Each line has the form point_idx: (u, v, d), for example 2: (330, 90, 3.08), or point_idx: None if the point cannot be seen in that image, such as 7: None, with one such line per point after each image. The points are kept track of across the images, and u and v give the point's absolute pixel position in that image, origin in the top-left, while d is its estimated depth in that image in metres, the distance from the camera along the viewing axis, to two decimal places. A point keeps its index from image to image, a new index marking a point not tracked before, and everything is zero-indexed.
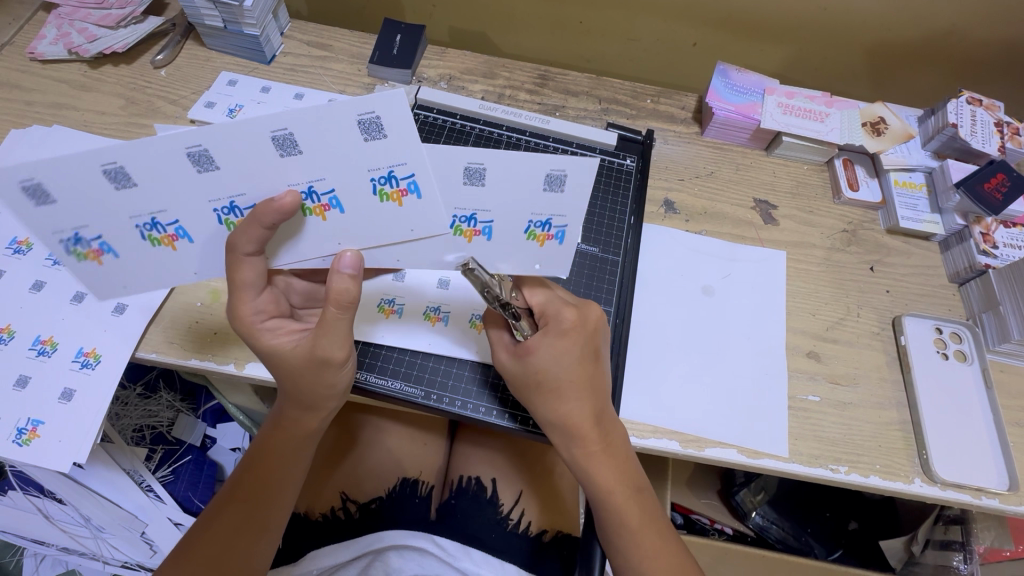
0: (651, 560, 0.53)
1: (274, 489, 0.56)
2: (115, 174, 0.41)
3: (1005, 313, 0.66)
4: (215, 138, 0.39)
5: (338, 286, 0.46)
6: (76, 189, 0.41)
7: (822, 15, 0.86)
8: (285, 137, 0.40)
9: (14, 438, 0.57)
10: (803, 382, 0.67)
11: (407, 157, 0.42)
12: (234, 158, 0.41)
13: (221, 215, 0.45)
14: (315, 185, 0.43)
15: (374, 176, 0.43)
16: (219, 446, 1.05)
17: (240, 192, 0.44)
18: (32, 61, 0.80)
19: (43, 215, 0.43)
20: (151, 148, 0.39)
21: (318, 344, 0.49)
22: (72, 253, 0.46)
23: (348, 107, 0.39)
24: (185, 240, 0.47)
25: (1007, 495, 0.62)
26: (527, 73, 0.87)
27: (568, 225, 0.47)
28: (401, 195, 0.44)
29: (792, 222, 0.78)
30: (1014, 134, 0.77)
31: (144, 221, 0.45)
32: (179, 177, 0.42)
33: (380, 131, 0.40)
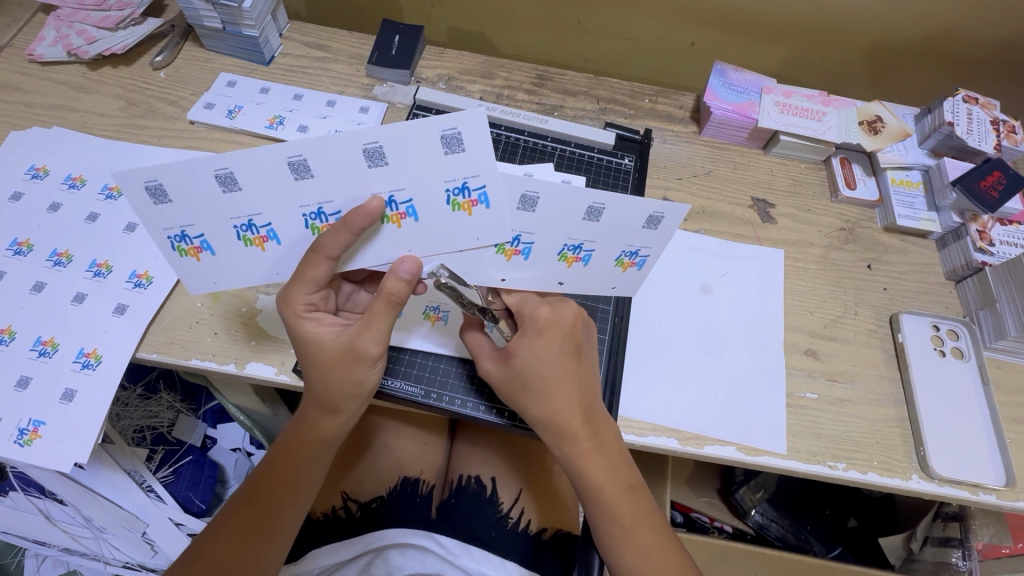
0: (646, 556, 0.53)
1: (291, 492, 0.56)
2: (225, 179, 0.43)
3: (1002, 310, 0.67)
4: (314, 146, 0.41)
5: (391, 286, 0.47)
6: (191, 188, 0.43)
7: (820, 14, 0.87)
8: (376, 149, 0.42)
9: (16, 439, 0.57)
10: (801, 379, 0.67)
11: (481, 170, 0.44)
12: (332, 168, 0.43)
13: (308, 219, 0.47)
14: (395, 194, 0.45)
15: (448, 187, 0.45)
16: (219, 447, 1.05)
17: (328, 199, 0.45)
18: (31, 63, 0.80)
19: (160, 213, 0.45)
20: (261, 154, 0.42)
21: (360, 337, 0.50)
22: (175, 249, 0.48)
23: (435, 123, 0.41)
24: (274, 241, 0.48)
25: (1004, 491, 0.62)
26: (525, 74, 0.87)
27: (651, 256, 0.52)
28: (471, 206, 0.46)
29: (789, 220, 0.78)
30: (1010, 132, 0.77)
31: (242, 222, 0.46)
32: (278, 183, 0.44)
33: (460, 145, 0.42)
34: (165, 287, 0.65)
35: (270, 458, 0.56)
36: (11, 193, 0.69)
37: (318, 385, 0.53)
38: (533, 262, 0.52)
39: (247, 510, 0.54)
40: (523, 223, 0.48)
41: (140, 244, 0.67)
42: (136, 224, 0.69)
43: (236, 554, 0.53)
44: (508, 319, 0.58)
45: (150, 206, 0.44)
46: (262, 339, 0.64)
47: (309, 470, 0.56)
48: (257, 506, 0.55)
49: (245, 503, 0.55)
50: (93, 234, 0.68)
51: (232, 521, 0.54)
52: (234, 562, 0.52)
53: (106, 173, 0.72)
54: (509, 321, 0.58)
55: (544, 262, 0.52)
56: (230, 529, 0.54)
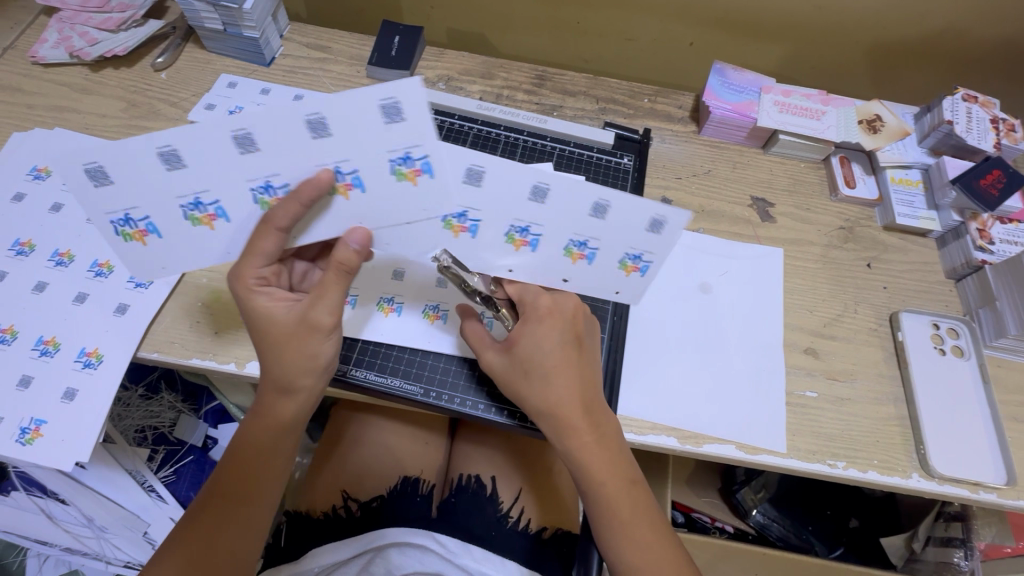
0: (644, 550, 0.53)
1: (260, 479, 0.56)
2: (168, 156, 0.45)
3: (1002, 308, 0.67)
4: (329, 103, 0.42)
5: (342, 256, 0.47)
6: (127, 168, 0.46)
7: (818, 13, 0.87)
8: (318, 120, 0.43)
9: (17, 437, 0.57)
10: (801, 378, 0.67)
11: (423, 140, 0.44)
12: (346, 125, 0.43)
13: (257, 194, 0.47)
14: (340, 164, 0.45)
15: (392, 157, 0.45)
16: (221, 447, 1.04)
17: (343, 158, 0.45)
18: (34, 65, 0.80)
19: (99, 195, 0.47)
20: (268, 114, 0.42)
21: (311, 308, 0.50)
22: (120, 233, 0.50)
23: (372, 93, 0.42)
24: (223, 219, 0.49)
25: (1005, 489, 0.62)
26: (524, 74, 0.87)
27: (654, 262, 0.53)
28: (416, 176, 0.46)
29: (789, 219, 0.78)
30: (1009, 131, 0.77)
31: (189, 201, 0.48)
32: (292, 144, 0.44)
33: (400, 114, 0.43)
34: (166, 287, 0.65)
35: (236, 448, 0.56)
36: (13, 194, 0.69)
37: (273, 363, 0.52)
38: (540, 255, 0.53)
39: (218, 500, 0.54)
40: (529, 215, 0.50)
41: None
42: None
43: (210, 544, 0.53)
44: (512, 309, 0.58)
45: (164, 171, 0.46)
46: None
47: (271, 457, 0.56)
48: (228, 496, 0.55)
49: (215, 496, 0.55)
50: (94, 234, 0.68)
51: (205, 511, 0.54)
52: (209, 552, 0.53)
53: None
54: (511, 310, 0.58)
55: (550, 258, 0.53)
56: (203, 520, 0.54)
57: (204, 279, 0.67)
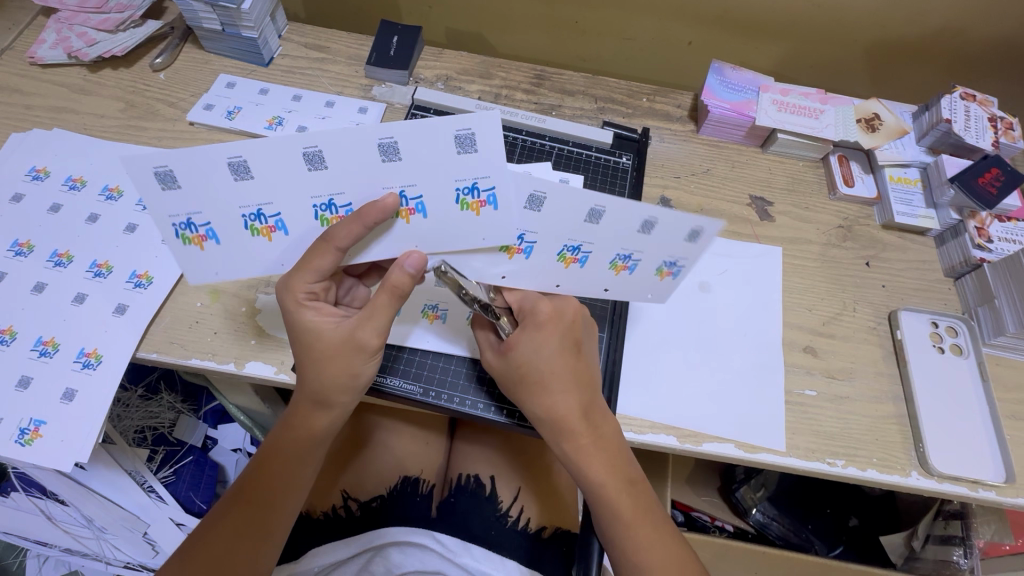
0: (644, 552, 0.53)
1: (287, 490, 0.56)
2: (237, 167, 0.46)
3: (1000, 306, 0.67)
4: (407, 131, 0.43)
5: (396, 278, 0.49)
6: (198, 175, 0.46)
7: (817, 12, 0.87)
8: (389, 145, 0.44)
9: (16, 438, 0.57)
10: (800, 376, 0.67)
11: (491, 171, 0.45)
12: (418, 151, 0.44)
13: (319, 211, 0.49)
14: (406, 190, 0.47)
15: (458, 185, 0.47)
16: (219, 447, 1.06)
17: (410, 181, 0.46)
18: (32, 65, 0.80)
19: (167, 199, 0.47)
20: (347, 135, 0.43)
21: (361, 327, 0.51)
22: (181, 236, 0.51)
23: (449, 124, 0.43)
24: (281, 231, 0.51)
25: (1003, 487, 0.62)
26: (523, 73, 0.87)
27: (688, 268, 0.52)
28: (479, 206, 0.48)
29: (788, 218, 0.78)
30: (1008, 129, 0.77)
31: (250, 211, 0.49)
32: (364, 165, 0.46)
33: (472, 145, 0.44)
34: (165, 287, 0.65)
35: (265, 455, 0.56)
36: (11, 194, 0.69)
37: (314, 377, 0.53)
38: (588, 272, 0.52)
39: (243, 505, 0.54)
40: (582, 235, 0.49)
41: (142, 245, 0.68)
42: (136, 225, 0.69)
43: (233, 549, 0.53)
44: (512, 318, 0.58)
45: (230, 182, 0.46)
46: (262, 338, 0.64)
47: (299, 466, 0.56)
48: (252, 502, 0.55)
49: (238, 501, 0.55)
50: (94, 234, 0.68)
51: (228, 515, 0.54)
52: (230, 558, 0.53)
53: (106, 174, 0.72)
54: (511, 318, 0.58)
55: (596, 274, 0.53)
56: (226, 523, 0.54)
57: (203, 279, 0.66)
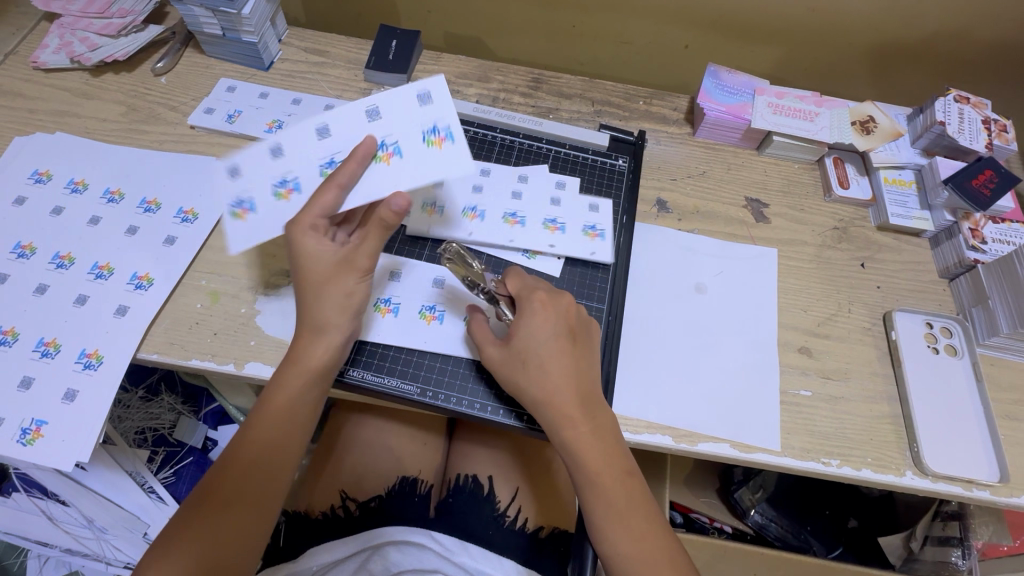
0: (638, 541, 0.53)
1: (287, 429, 0.55)
2: (275, 148, 0.57)
3: (994, 307, 0.67)
4: (382, 97, 0.58)
5: (382, 214, 0.52)
6: (244, 154, 0.57)
7: (811, 16, 0.87)
8: (372, 108, 0.58)
9: (18, 438, 0.58)
10: (795, 377, 0.68)
11: (445, 114, 0.58)
12: (393, 112, 0.58)
13: (323, 169, 0.57)
14: (386, 138, 0.57)
15: (424, 129, 0.58)
16: (220, 449, 1.02)
17: (390, 133, 0.57)
18: (35, 70, 0.81)
19: (219, 184, 0.57)
20: (347, 109, 0.58)
21: (358, 249, 0.54)
22: (230, 213, 0.56)
23: (412, 86, 0.59)
24: (299, 192, 0.57)
25: (998, 487, 0.62)
26: (521, 77, 0.88)
27: (606, 229, 0.73)
28: (441, 142, 0.57)
29: (783, 219, 0.79)
30: (1001, 131, 0.78)
31: (276, 179, 0.57)
32: (357, 125, 0.58)
33: (429, 99, 0.59)
34: (165, 288, 0.66)
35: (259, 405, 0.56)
36: (15, 197, 0.70)
37: (313, 306, 0.55)
38: (528, 230, 0.72)
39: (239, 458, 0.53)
40: (516, 205, 0.74)
41: (143, 246, 0.69)
42: (137, 227, 0.69)
43: (239, 493, 0.52)
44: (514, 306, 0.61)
45: (267, 158, 0.57)
46: (261, 339, 0.64)
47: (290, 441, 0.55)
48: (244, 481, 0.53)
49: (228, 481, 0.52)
50: (95, 237, 0.69)
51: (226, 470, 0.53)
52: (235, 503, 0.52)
53: (107, 177, 0.73)
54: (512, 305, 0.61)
55: (535, 232, 0.72)
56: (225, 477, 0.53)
57: (203, 281, 0.67)
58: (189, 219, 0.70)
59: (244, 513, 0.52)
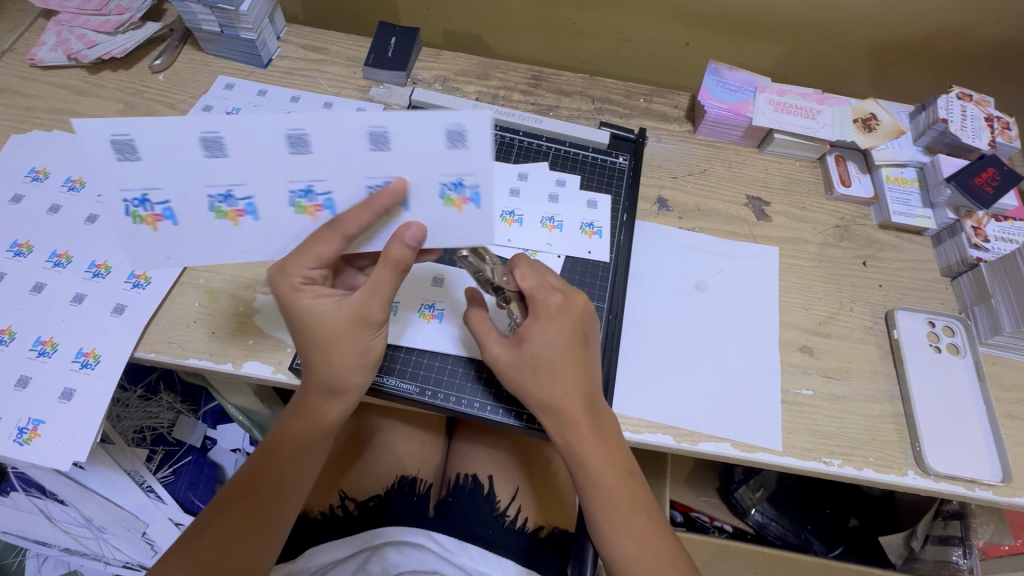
0: (640, 542, 0.53)
1: (297, 471, 0.56)
2: (210, 143, 0.46)
3: (997, 306, 0.67)
4: (396, 120, 0.44)
5: (397, 252, 0.50)
6: (159, 145, 0.46)
7: (813, 12, 0.87)
8: (380, 133, 0.45)
9: (15, 437, 0.58)
10: (797, 376, 0.67)
11: (475, 169, 0.47)
12: (408, 142, 0.46)
13: (295, 198, 0.49)
14: (391, 177, 0.48)
15: (443, 181, 0.48)
16: (219, 447, 1.05)
17: (394, 171, 0.47)
18: (32, 67, 0.81)
19: (120, 168, 0.47)
20: (342, 122, 0.44)
21: (366, 302, 0.52)
22: (132, 214, 0.50)
23: (442, 116, 0.44)
24: (250, 216, 0.50)
25: (1000, 486, 0.62)
26: (521, 74, 0.87)
27: (604, 226, 0.74)
28: (462, 202, 0.49)
29: (785, 218, 0.78)
30: (1004, 129, 0.77)
31: (218, 193, 0.49)
32: (352, 150, 0.46)
33: (463, 141, 0.45)
34: (163, 287, 0.66)
35: (269, 445, 0.56)
36: (11, 195, 0.70)
37: (322, 363, 0.53)
38: (526, 229, 0.72)
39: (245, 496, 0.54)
40: (515, 203, 0.74)
41: None
42: None
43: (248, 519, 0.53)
44: (519, 301, 0.59)
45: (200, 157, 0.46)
46: (259, 338, 0.64)
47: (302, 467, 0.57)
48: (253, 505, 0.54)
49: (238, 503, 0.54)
50: (92, 235, 0.68)
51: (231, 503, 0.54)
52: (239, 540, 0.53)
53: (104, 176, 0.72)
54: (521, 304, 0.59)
55: (533, 230, 0.72)
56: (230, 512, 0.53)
57: (200, 279, 0.67)
58: None
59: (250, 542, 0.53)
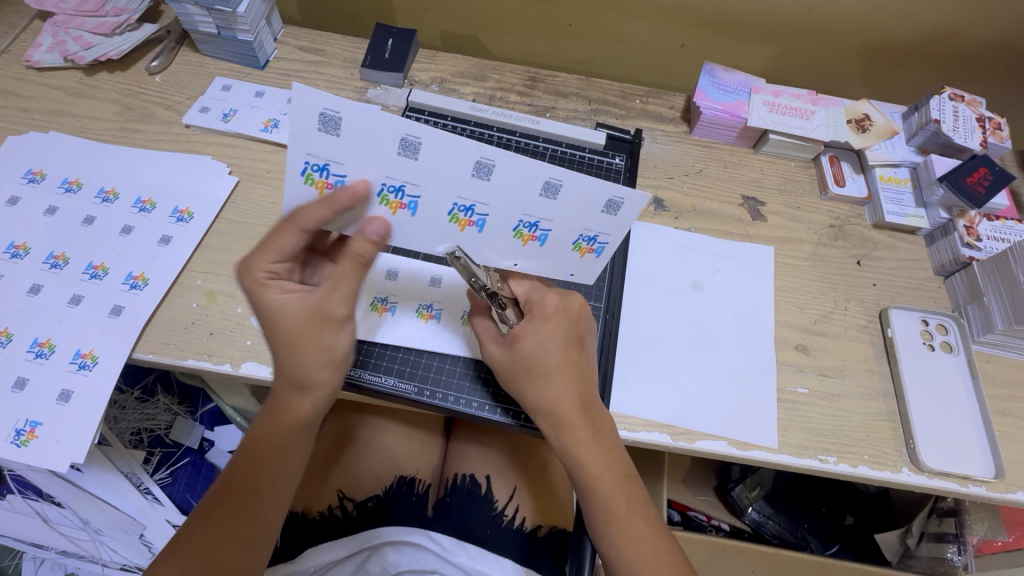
0: (639, 545, 0.53)
1: (277, 469, 0.55)
2: (409, 145, 0.44)
3: (989, 304, 0.68)
4: (576, 179, 0.47)
5: (358, 246, 0.47)
6: (364, 130, 0.43)
7: (808, 14, 0.88)
8: (554, 186, 0.48)
9: (12, 439, 0.58)
10: (792, 374, 0.68)
11: (611, 232, 0.52)
12: (575, 200, 0.49)
13: (455, 209, 0.49)
14: (541, 221, 0.51)
15: (582, 234, 0.52)
16: (217, 449, 1.05)
17: (545, 217, 0.50)
18: (28, 69, 0.80)
19: (317, 137, 0.44)
20: (524, 166, 0.46)
21: (327, 298, 0.49)
22: (305, 174, 0.46)
23: (610, 189, 0.48)
24: (408, 210, 0.49)
25: (993, 482, 0.63)
26: (517, 76, 0.88)
27: None
28: (585, 250, 0.54)
29: (780, 218, 0.79)
30: (996, 129, 0.78)
31: (392, 184, 0.47)
32: (519, 192, 0.48)
33: (614, 211, 0.50)
34: (161, 287, 0.66)
35: (247, 448, 0.55)
36: (8, 197, 0.70)
37: (286, 359, 0.51)
38: None
39: (229, 499, 0.54)
40: None
41: (138, 245, 0.68)
42: (133, 226, 0.69)
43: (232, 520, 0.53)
44: (516, 308, 0.57)
45: (391, 153, 0.44)
46: (257, 339, 0.64)
47: (281, 468, 0.55)
48: (234, 506, 0.54)
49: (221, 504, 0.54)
50: (90, 237, 0.68)
51: (216, 508, 0.54)
52: (223, 546, 0.52)
53: (102, 177, 0.72)
54: (516, 310, 0.57)
55: None
56: (215, 515, 0.53)
57: (199, 281, 0.67)
58: (185, 218, 0.70)
59: (234, 545, 0.53)
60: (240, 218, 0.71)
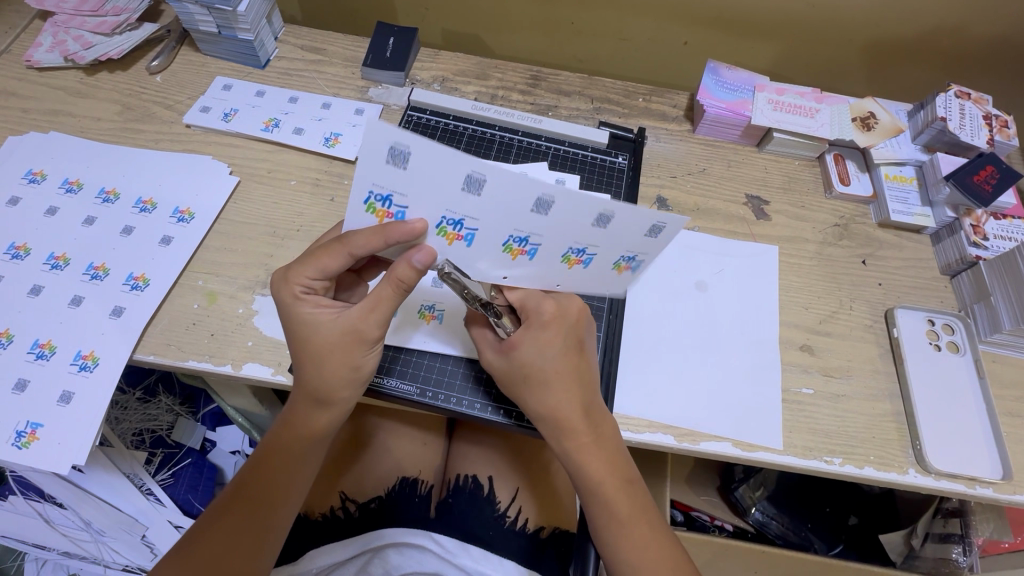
0: (641, 550, 0.53)
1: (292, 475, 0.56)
2: (472, 182, 0.41)
3: (997, 304, 0.67)
4: (628, 210, 0.43)
5: (401, 272, 0.46)
6: (433, 165, 0.40)
7: (813, 11, 0.87)
8: (606, 216, 0.43)
9: (13, 441, 0.57)
10: (797, 375, 0.67)
11: (653, 254, 0.48)
12: (625, 228, 0.45)
13: (509, 240, 0.46)
14: (588, 248, 0.47)
15: (624, 255, 0.48)
16: (219, 450, 1.04)
17: (593, 244, 0.46)
18: (28, 69, 0.80)
19: (381, 170, 0.41)
20: (585, 199, 0.42)
21: (363, 320, 0.50)
22: (366, 204, 0.44)
23: (659, 216, 0.43)
24: (465, 242, 0.46)
25: (1001, 484, 0.62)
26: (519, 74, 0.87)
27: None
28: (624, 269, 0.50)
29: (784, 217, 0.78)
30: (1003, 127, 0.77)
31: (452, 217, 0.44)
32: (574, 220, 0.44)
33: (658, 234, 0.45)
34: (162, 288, 0.65)
35: (262, 452, 0.56)
36: (9, 198, 0.70)
37: (314, 373, 0.52)
38: None
39: (243, 501, 0.54)
40: None
41: (138, 246, 0.68)
42: (134, 227, 0.69)
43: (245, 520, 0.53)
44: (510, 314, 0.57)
45: (455, 188, 0.41)
46: (258, 340, 0.64)
47: (296, 475, 0.56)
48: (248, 507, 0.54)
49: (235, 504, 0.54)
50: (92, 237, 0.68)
51: (229, 508, 0.54)
52: (236, 546, 0.52)
53: (103, 177, 0.72)
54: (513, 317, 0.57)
55: None
56: (228, 514, 0.53)
57: (200, 281, 0.67)
58: (186, 218, 0.70)
59: (246, 545, 0.53)
60: (241, 218, 0.71)
